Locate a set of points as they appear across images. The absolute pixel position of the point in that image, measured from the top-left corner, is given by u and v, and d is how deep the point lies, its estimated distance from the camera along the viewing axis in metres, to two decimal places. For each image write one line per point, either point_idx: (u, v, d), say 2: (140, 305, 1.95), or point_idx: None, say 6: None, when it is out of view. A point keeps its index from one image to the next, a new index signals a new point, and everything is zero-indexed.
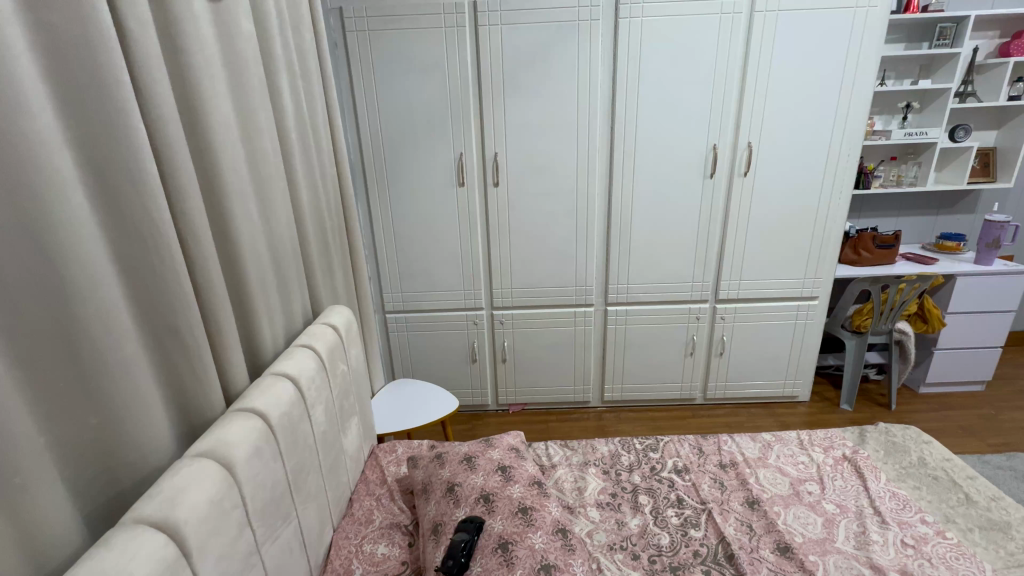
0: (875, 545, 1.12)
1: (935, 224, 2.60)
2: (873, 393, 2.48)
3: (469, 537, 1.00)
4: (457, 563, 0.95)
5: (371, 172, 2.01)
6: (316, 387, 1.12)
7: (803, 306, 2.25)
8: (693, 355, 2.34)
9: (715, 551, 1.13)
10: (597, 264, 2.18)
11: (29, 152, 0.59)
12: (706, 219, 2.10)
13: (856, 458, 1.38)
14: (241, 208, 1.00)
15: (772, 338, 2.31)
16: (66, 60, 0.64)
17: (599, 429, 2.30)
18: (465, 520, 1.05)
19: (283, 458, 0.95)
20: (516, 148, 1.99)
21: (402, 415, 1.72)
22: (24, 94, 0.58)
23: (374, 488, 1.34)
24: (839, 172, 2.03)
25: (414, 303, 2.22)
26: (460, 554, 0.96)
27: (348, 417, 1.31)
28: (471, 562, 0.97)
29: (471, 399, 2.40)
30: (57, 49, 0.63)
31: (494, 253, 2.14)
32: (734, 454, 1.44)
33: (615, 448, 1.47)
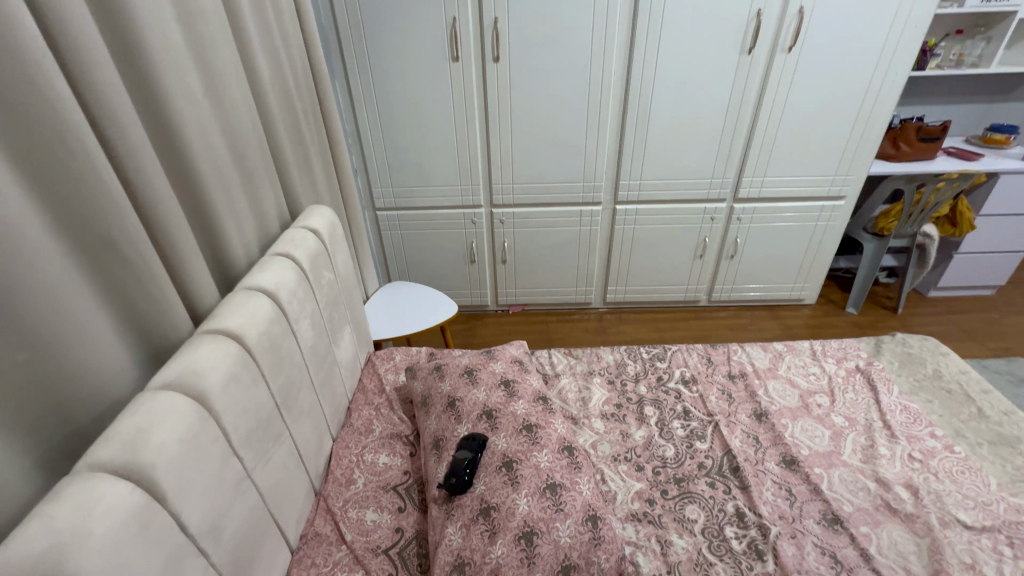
0: (882, 459, 1.10)
1: (986, 113, 2.32)
2: (881, 296, 2.43)
3: (472, 455, 0.95)
4: (460, 482, 0.92)
5: (348, 41, 1.69)
6: (299, 302, 1.01)
7: (828, 207, 2.08)
8: (703, 257, 2.22)
9: (720, 462, 1.11)
10: (607, 158, 1.96)
11: None
12: (738, 106, 1.84)
13: (871, 370, 1.33)
14: (177, 84, 0.79)
15: (789, 240, 2.17)
16: None
17: (599, 330, 2.27)
18: (467, 436, 1.01)
19: (267, 381, 0.87)
20: (520, 12, 1.64)
21: (398, 321, 1.65)
22: None
23: (372, 397, 1.30)
24: (899, 49, 1.73)
25: (406, 200, 2.04)
26: (463, 472, 0.93)
27: (339, 329, 1.22)
28: (474, 479, 0.94)
29: (469, 300, 2.33)
30: None
31: (494, 144, 1.91)
32: (743, 364, 1.39)
33: (620, 357, 1.42)
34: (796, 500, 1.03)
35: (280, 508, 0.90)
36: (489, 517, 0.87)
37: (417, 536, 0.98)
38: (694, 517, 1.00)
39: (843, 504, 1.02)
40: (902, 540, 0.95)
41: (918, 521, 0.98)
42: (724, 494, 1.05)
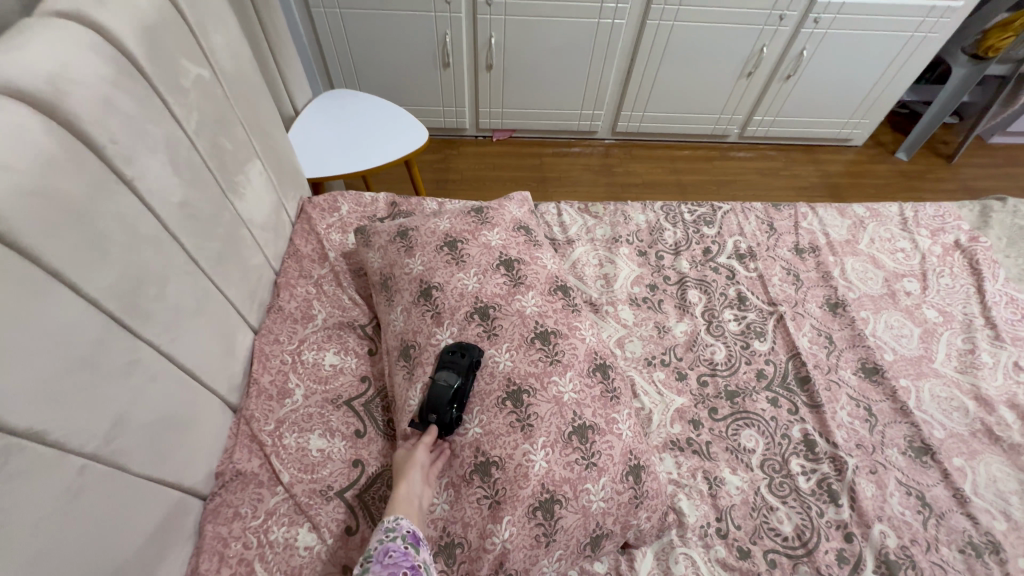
0: (984, 370, 0.86)
1: None
2: (938, 140, 2.03)
3: (459, 383, 0.62)
4: (443, 422, 0.61)
5: None
6: (127, 124, 0.53)
7: (940, 7, 1.52)
8: (751, 77, 1.69)
9: (784, 370, 0.85)
10: None
11: None
12: None
13: (976, 248, 1.02)
14: None
15: (868, 58, 1.65)
16: None
17: (605, 170, 1.83)
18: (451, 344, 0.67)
19: (73, 283, 0.46)
20: None
21: (345, 151, 1.16)
22: None
23: (309, 268, 0.91)
24: None
25: None
26: (449, 408, 0.61)
27: (238, 168, 0.76)
28: (463, 414, 0.63)
29: (441, 123, 1.79)
30: None
31: None
32: (815, 234, 1.05)
33: (656, 219, 1.04)
34: (878, 423, 0.80)
35: (165, 461, 0.58)
36: (489, 477, 0.59)
37: (383, 472, 0.72)
38: (751, 447, 0.76)
39: (934, 429, 0.80)
40: (1003, 477, 0.75)
41: None
42: (789, 415, 0.80)
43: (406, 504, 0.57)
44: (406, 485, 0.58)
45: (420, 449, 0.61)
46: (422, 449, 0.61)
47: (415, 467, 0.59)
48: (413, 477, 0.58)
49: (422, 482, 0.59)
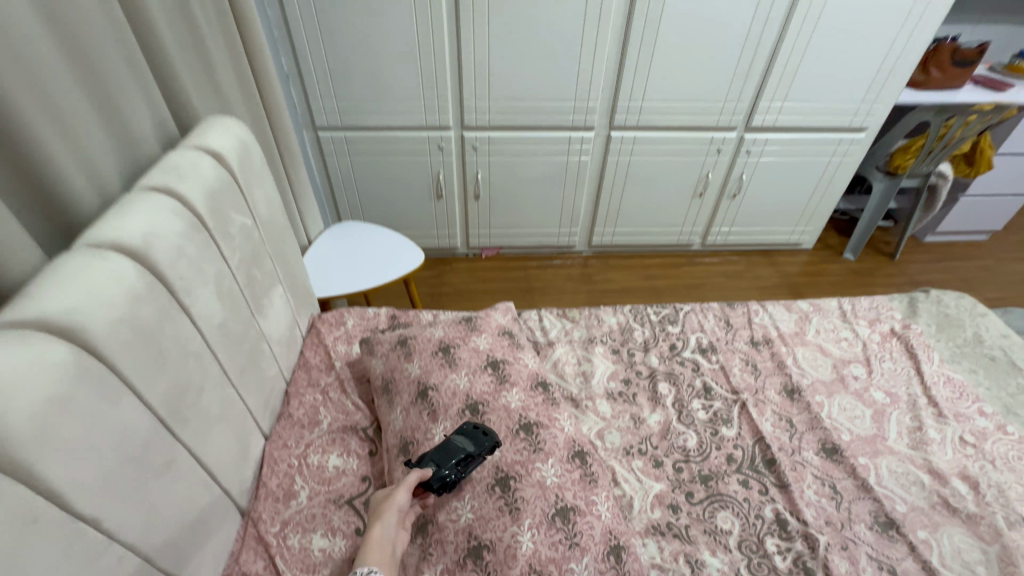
0: (933, 445, 0.94)
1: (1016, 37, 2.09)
2: (878, 240, 2.29)
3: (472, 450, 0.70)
4: (436, 477, 0.68)
5: None
6: (190, 264, 0.68)
7: (846, 139, 1.84)
8: (703, 196, 1.97)
9: (752, 454, 0.92)
10: (606, 72, 1.60)
11: None
12: (770, 6, 1.49)
13: (909, 335, 1.16)
14: None
15: (798, 178, 1.94)
16: None
17: (584, 278, 2.02)
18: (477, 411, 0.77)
19: (137, 391, 0.57)
20: None
21: (352, 272, 1.33)
22: None
23: (317, 377, 1.01)
24: None
25: (355, 118, 1.63)
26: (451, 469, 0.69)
27: (264, 293, 0.90)
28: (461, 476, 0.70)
29: (436, 243, 2.01)
30: None
31: (465, 48, 1.50)
32: (767, 328, 1.18)
33: (625, 321, 1.18)
34: (843, 500, 0.86)
35: (182, 561, 0.63)
36: (482, 559, 0.65)
37: None
38: (728, 528, 0.82)
39: (896, 503, 0.86)
40: (966, 547, 0.80)
41: (982, 524, 0.83)
42: (759, 495, 0.86)
43: (383, 546, 0.62)
44: (383, 528, 0.63)
45: (400, 492, 0.66)
46: (402, 495, 0.66)
47: (393, 510, 0.65)
48: (390, 521, 0.64)
49: (397, 524, 0.65)
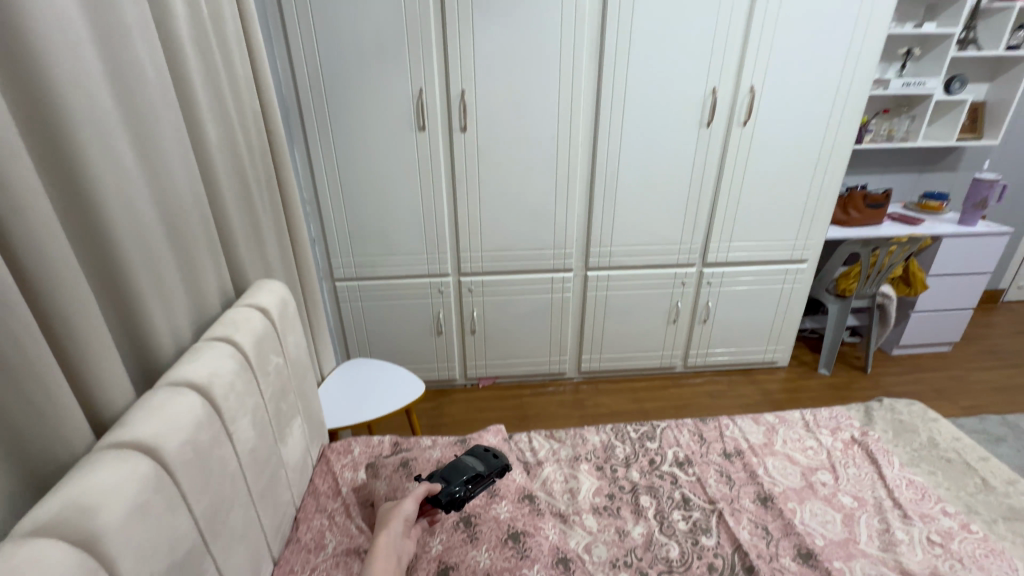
0: (902, 546, 1.00)
1: (919, 182, 2.53)
2: (849, 356, 2.45)
3: (481, 470, 1.01)
4: (446, 492, 0.95)
5: (309, 110, 1.64)
6: (237, 397, 0.84)
7: (791, 269, 2.11)
8: (676, 322, 2.18)
9: (731, 562, 0.98)
10: (578, 225, 1.93)
11: None
12: (701, 172, 1.86)
13: (868, 441, 1.26)
14: (97, 143, 0.67)
15: (758, 304, 2.18)
16: None
17: (576, 403, 2.14)
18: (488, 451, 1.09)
19: (187, 504, 0.69)
20: (485, 85, 1.66)
21: (360, 404, 1.48)
22: None
23: (325, 502, 1.10)
24: (843, 120, 1.82)
25: (367, 270, 1.92)
26: (460, 485, 0.96)
27: (287, 423, 1.05)
28: (467, 492, 0.97)
29: (436, 375, 2.17)
30: None
31: (461, 212, 1.85)
32: (738, 440, 1.29)
33: (607, 438, 1.29)
34: None
35: None
36: None
37: None
38: None
39: None
40: None
41: None
42: None
43: (388, 546, 0.85)
44: (390, 529, 0.87)
45: (405, 504, 0.92)
46: (407, 503, 0.92)
47: (397, 517, 0.90)
48: (395, 526, 0.88)
49: (401, 531, 0.89)
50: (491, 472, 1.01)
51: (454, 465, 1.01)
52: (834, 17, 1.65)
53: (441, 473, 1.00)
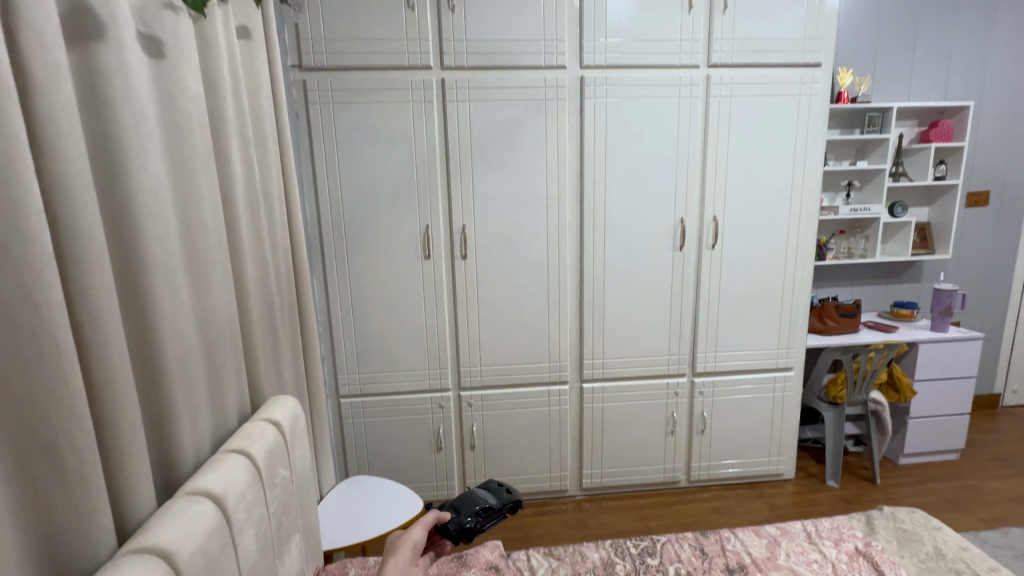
0: None
1: (887, 292, 2.75)
2: (856, 466, 2.41)
3: (493, 502, 1.04)
4: (456, 522, 0.98)
5: (329, 244, 1.87)
6: (246, 508, 0.89)
7: (779, 377, 2.19)
8: (674, 433, 2.19)
9: None
10: (571, 339, 2.06)
11: None
12: (680, 289, 2.04)
13: (871, 552, 1.24)
14: (164, 282, 0.83)
15: (753, 413, 2.21)
16: None
17: (579, 523, 2.06)
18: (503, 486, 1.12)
19: None
20: (483, 220, 1.91)
21: (358, 523, 1.47)
22: None
23: None
24: (800, 240, 2.05)
25: (371, 386, 2.00)
26: (470, 517, 0.99)
27: (287, 539, 1.06)
28: (477, 524, 0.99)
29: (434, 495, 2.12)
30: None
31: (461, 329, 2.00)
32: (740, 554, 1.27)
33: (607, 555, 1.27)
34: None
35: None
36: None
37: None
38: None
39: None
40: None
41: None
42: None
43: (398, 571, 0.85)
44: (399, 556, 0.88)
45: (414, 531, 0.93)
46: (416, 531, 0.93)
47: (406, 544, 0.90)
48: (403, 554, 0.88)
49: (410, 558, 0.89)
50: (502, 507, 1.04)
51: (467, 498, 1.04)
52: (775, 161, 1.97)
53: (454, 503, 1.03)
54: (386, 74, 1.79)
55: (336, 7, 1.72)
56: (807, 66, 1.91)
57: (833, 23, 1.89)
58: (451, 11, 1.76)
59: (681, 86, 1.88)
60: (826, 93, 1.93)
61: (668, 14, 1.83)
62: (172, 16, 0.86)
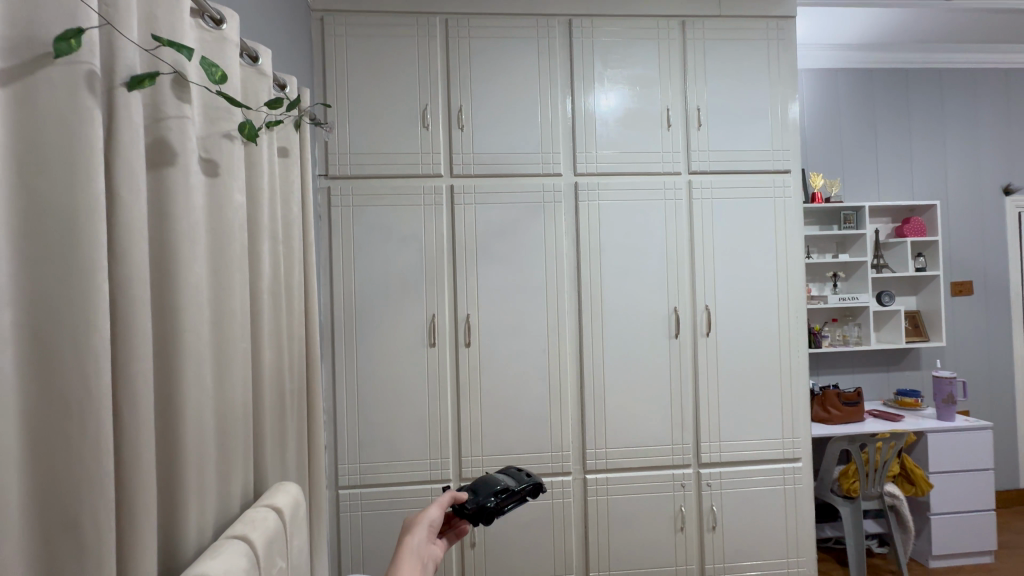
0: None
1: (889, 379, 2.77)
2: (882, 569, 2.27)
3: (512, 485, 1.02)
4: (472, 502, 0.97)
5: (340, 332, 1.97)
6: None
7: (788, 468, 2.13)
8: (684, 530, 2.09)
9: None
10: (573, 426, 2.06)
11: None
12: (679, 376, 2.08)
13: None
14: (194, 368, 0.90)
15: (767, 508, 2.11)
16: (43, 229, 0.63)
17: None
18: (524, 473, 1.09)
19: None
20: (486, 310, 2.02)
21: None
22: None
23: None
24: (791, 328, 2.12)
25: (371, 477, 1.98)
26: (488, 498, 0.97)
27: None
28: (496, 505, 0.97)
29: None
30: (35, 220, 0.62)
31: (463, 417, 2.01)
32: None
33: None
34: None
35: None
36: None
37: None
38: None
39: None
40: None
41: None
42: None
43: (412, 549, 0.84)
44: (415, 536, 0.86)
45: (430, 511, 0.92)
46: (432, 511, 0.92)
47: (422, 523, 0.89)
48: (419, 532, 0.87)
49: (425, 536, 0.88)
50: (521, 489, 1.02)
51: (486, 481, 1.03)
52: (759, 255, 2.11)
53: (472, 485, 1.02)
54: (401, 181, 2.01)
55: (362, 127, 1.99)
56: (778, 172, 2.13)
57: (796, 137, 2.14)
58: (460, 129, 2.03)
59: (666, 190, 2.09)
60: (798, 196, 2.13)
61: (651, 131, 2.09)
62: (229, 143, 1.04)
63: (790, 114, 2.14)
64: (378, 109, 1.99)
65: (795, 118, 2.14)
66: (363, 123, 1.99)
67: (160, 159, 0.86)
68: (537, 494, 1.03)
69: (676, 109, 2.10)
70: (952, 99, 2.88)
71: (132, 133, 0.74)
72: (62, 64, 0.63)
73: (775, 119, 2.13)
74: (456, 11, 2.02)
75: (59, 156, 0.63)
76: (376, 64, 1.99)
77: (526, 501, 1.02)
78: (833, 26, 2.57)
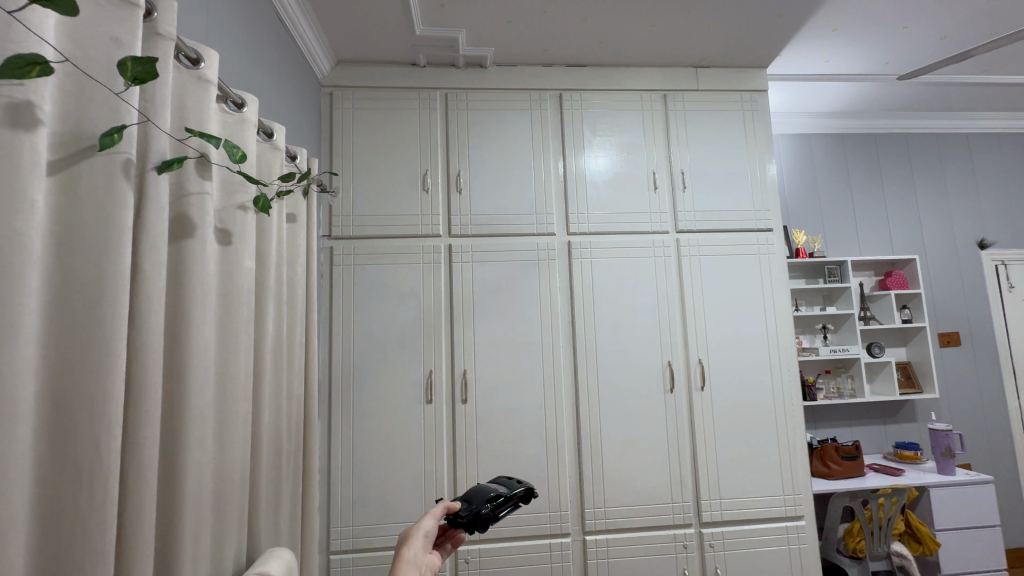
0: None
1: (886, 431, 2.78)
2: None
3: (504, 492, 1.01)
4: (467, 510, 0.93)
5: (337, 388, 1.98)
6: None
7: (790, 526, 2.08)
8: None
9: None
10: (572, 484, 2.03)
11: (8, 389, 0.58)
12: (676, 430, 2.08)
13: None
14: (197, 431, 0.92)
15: (772, 569, 2.04)
16: (73, 303, 0.68)
17: None
18: (515, 482, 1.11)
19: None
20: (483, 364, 2.05)
21: None
22: (15, 339, 0.59)
23: None
24: (783, 378, 2.16)
25: (365, 540, 1.92)
26: (484, 504, 0.95)
27: None
28: (491, 512, 0.95)
29: None
30: (68, 294, 0.67)
31: (460, 475, 1.98)
32: None
33: None
34: None
35: None
36: None
37: None
38: None
39: None
40: None
41: None
42: None
43: (411, 560, 0.79)
44: (411, 546, 0.81)
45: (426, 520, 0.87)
46: (427, 521, 0.87)
47: (418, 534, 0.84)
48: (416, 543, 0.82)
49: (422, 547, 0.83)
50: (513, 496, 1.02)
51: (478, 491, 1.01)
52: (747, 307, 2.17)
53: (464, 496, 0.99)
54: (402, 240, 2.09)
55: (366, 191, 2.10)
56: (761, 230, 2.24)
57: (775, 198, 2.26)
58: (458, 192, 2.14)
59: (655, 246, 2.18)
60: (781, 252, 2.22)
61: (640, 194, 2.21)
62: (243, 214, 1.11)
63: (768, 174, 2.27)
64: (381, 173, 2.11)
65: (774, 178, 2.27)
66: (367, 188, 2.10)
67: (181, 231, 0.92)
68: (529, 499, 1.03)
69: (661, 171, 2.23)
70: (920, 160, 3.07)
71: (159, 212, 0.81)
72: (104, 155, 0.70)
73: (756, 180, 2.26)
74: (456, 86, 2.19)
75: (94, 237, 0.69)
76: (379, 134, 2.13)
77: (519, 507, 1.02)
78: (803, 97, 2.79)
